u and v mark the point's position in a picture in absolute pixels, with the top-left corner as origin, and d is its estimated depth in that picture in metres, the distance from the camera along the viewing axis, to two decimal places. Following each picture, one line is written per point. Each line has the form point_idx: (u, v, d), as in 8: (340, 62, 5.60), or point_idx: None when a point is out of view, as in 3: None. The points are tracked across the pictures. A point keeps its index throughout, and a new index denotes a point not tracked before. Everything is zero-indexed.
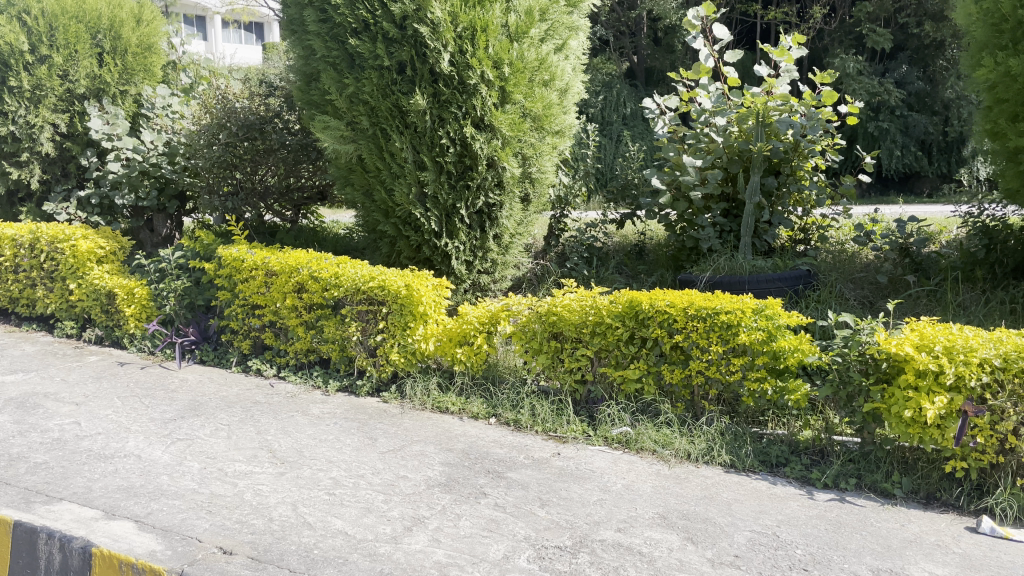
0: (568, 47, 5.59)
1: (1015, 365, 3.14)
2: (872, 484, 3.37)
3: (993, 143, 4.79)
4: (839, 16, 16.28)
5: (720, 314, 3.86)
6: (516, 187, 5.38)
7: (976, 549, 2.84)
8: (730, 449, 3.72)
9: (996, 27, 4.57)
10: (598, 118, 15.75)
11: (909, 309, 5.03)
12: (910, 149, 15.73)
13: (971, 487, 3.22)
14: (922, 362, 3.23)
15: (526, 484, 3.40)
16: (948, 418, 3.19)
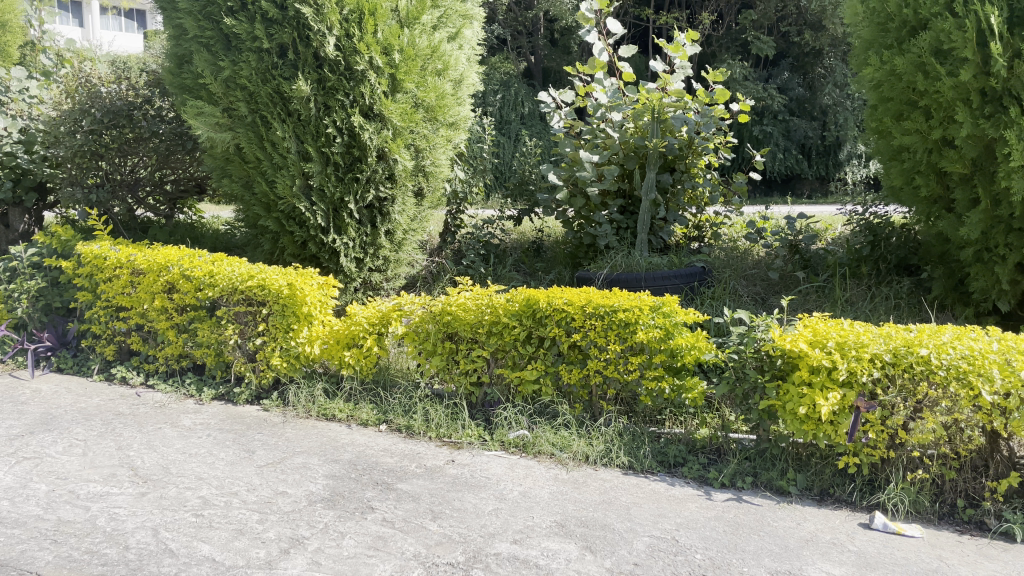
0: (462, 36, 5.47)
1: (905, 360, 3.12)
2: (768, 482, 3.33)
3: (879, 141, 4.92)
4: (725, 23, 16.79)
5: (618, 312, 3.77)
6: (409, 181, 5.16)
7: (871, 545, 2.80)
8: (629, 450, 3.61)
9: (883, 26, 4.70)
10: (496, 116, 15.66)
11: (800, 304, 5.18)
12: (791, 152, 16.39)
13: (862, 482, 3.22)
14: (816, 358, 3.20)
15: (417, 496, 3.18)
16: (841, 414, 3.17)
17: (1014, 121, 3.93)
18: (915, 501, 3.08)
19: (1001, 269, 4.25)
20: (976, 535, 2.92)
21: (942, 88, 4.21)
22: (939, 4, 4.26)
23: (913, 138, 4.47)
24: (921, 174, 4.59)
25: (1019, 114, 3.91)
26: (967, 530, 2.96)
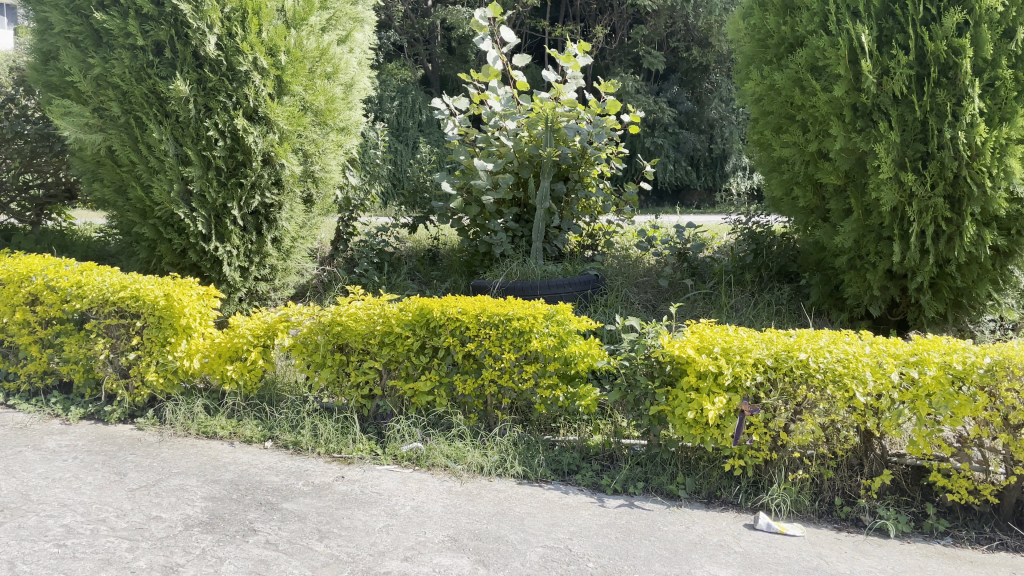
0: (352, 39, 5.41)
1: (785, 364, 3.22)
2: (658, 487, 3.37)
3: (760, 153, 5.12)
4: (617, 37, 17.21)
5: (512, 320, 3.75)
6: (296, 187, 4.99)
7: (756, 546, 2.86)
8: (523, 459, 3.59)
9: (763, 42, 4.91)
10: (393, 123, 15.50)
11: (689, 310, 5.30)
12: (681, 163, 16.97)
13: (747, 484, 3.30)
14: (703, 364, 3.26)
15: (303, 515, 3.04)
16: (727, 417, 3.24)
17: (882, 135, 4.17)
18: (796, 501, 3.18)
19: (873, 276, 4.49)
20: (853, 531, 3.02)
21: (818, 103, 4.41)
22: (813, 23, 4.46)
23: (792, 149, 4.67)
24: (799, 184, 4.80)
25: (887, 129, 4.17)
26: (844, 527, 3.06)
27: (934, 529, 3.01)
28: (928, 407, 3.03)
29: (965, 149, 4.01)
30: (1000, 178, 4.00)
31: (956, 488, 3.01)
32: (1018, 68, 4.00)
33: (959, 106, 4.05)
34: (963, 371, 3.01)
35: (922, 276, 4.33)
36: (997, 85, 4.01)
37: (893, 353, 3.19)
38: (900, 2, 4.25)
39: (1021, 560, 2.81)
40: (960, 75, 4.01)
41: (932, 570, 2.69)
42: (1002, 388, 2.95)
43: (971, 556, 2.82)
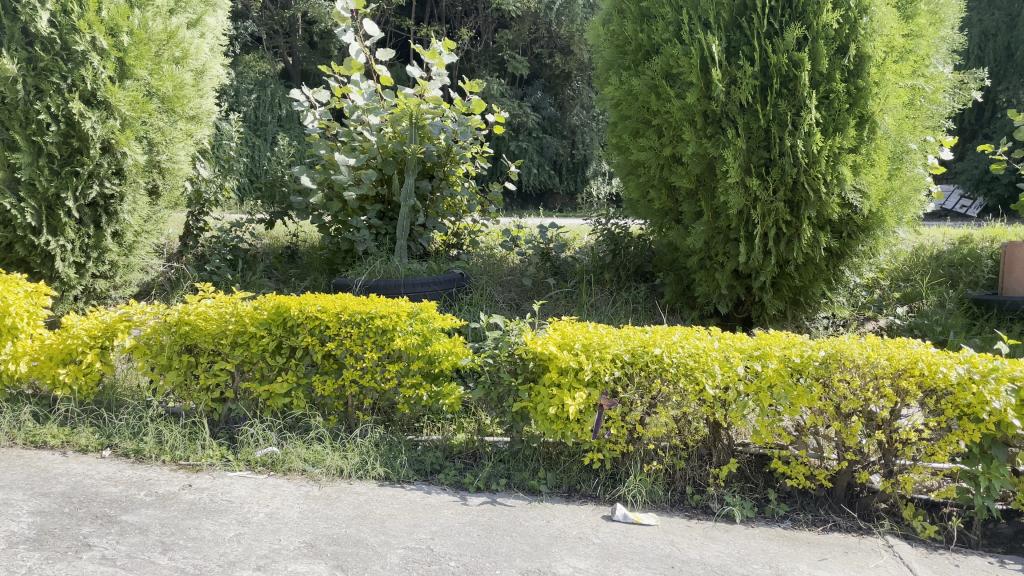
0: (203, 24, 5.16)
1: (641, 359, 3.32)
2: (521, 483, 3.40)
3: (619, 156, 5.29)
4: (483, 40, 17.36)
5: (374, 318, 3.65)
6: (141, 178, 4.67)
7: (613, 536, 2.93)
8: (384, 460, 3.51)
9: (621, 48, 5.07)
10: (251, 118, 14.90)
11: (551, 309, 5.39)
12: (544, 167, 17.34)
13: (606, 477, 3.39)
14: (564, 360, 3.31)
15: (144, 527, 2.83)
16: (586, 412, 3.31)
17: (730, 141, 4.40)
18: (651, 491, 3.29)
19: (722, 276, 4.73)
20: (702, 518, 3.16)
21: (672, 109, 4.61)
22: (667, 32, 4.64)
23: (648, 153, 4.85)
24: (654, 187, 4.99)
25: (734, 136, 4.40)
26: (695, 515, 3.20)
27: (775, 513, 3.19)
28: (770, 398, 3.20)
29: (803, 157, 4.31)
30: (833, 185, 4.35)
31: (795, 474, 3.21)
32: (849, 83, 4.36)
33: (798, 115, 4.35)
34: (801, 364, 3.19)
35: (765, 276, 4.61)
36: (831, 97, 4.35)
37: (739, 348, 3.35)
38: (746, 15, 4.49)
39: (851, 539, 3.01)
40: (799, 87, 4.30)
41: (774, 552, 2.84)
42: (835, 378, 3.15)
43: (808, 537, 3.00)
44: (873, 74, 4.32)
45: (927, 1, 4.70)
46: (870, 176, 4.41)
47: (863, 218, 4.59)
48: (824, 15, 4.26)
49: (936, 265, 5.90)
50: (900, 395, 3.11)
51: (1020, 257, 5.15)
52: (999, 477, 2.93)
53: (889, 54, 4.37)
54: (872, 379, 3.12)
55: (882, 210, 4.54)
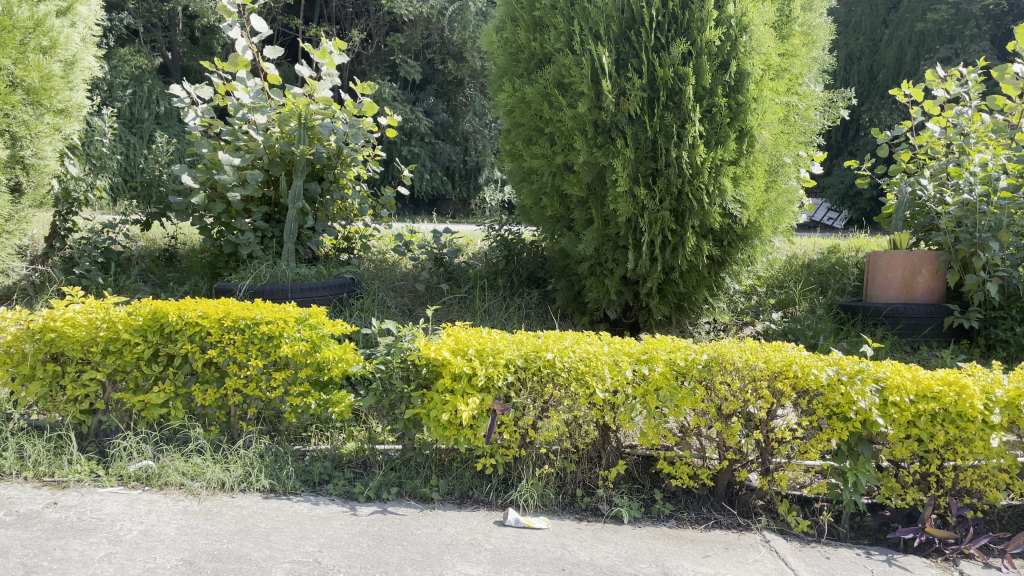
0: (75, 13, 4.83)
1: (534, 364, 3.34)
2: (412, 491, 3.36)
3: (512, 163, 5.32)
4: (374, 43, 17.16)
5: (260, 325, 3.51)
6: (1, 173, 4.33)
7: (505, 542, 2.93)
8: (270, 472, 3.39)
9: (514, 56, 5.10)
10: (126, 114, 14.15)
11: (444, 314, 5.37)
12: (437, 173, 17.34)
13: (498, 482, 3.40)
14: (457, 366, 3.28)
15: (2, 550, 2.61)
16: (479, 417, 3.31)
17: (619, 151, 4.52)
18: (542, 495, 3.31)
19: (611, 282, 4.85)
20: (592, 520, 3.21)
21: (563, 118, 4.66)
22: (560, 41, 4.71)
23: (541, 161, 4.91)
24: (546, 194, 5.05)
25: (623, 146, 4.52)
26: (584, 517, 3.25)
27: (661, 513, 3.28)
28: (657, 401, 3.28)
29: (688, 168, 4.47)
30: (715, 195, 4.53)
31: (679, 474, 3.31)
32: (730, 98, 4.56)
33: (683, 127, 4.50)
34: (685, 367, 3.29)
35: (651, 282, 4.75)
36: (713, 111, 4.53)
37: (628, 352, 3.43)
38: (635, 28, 4.61)
39: (732, 535, 3.13)
40: (684, 101, 4.46)
41: (660, 551, 2.92)
42: (716, 381, 3.27)
43: (691, 535, 3.10)
44: (752, 90, 4.54)
45: (801, 23, 5.02)
46: (749, 188, 4.62)
47: (742, 227, 4.82)
48: (707, 32, 4.43)
49: (808, 273, 6.27)
50: (776, 396, 3.26)
51: (881, 264, 5.43)
52: (865, 472, 3.11)
53: (766, 71, 4.62)
54: (750, 381, 3.26)
55: (759, 220, 4.78)
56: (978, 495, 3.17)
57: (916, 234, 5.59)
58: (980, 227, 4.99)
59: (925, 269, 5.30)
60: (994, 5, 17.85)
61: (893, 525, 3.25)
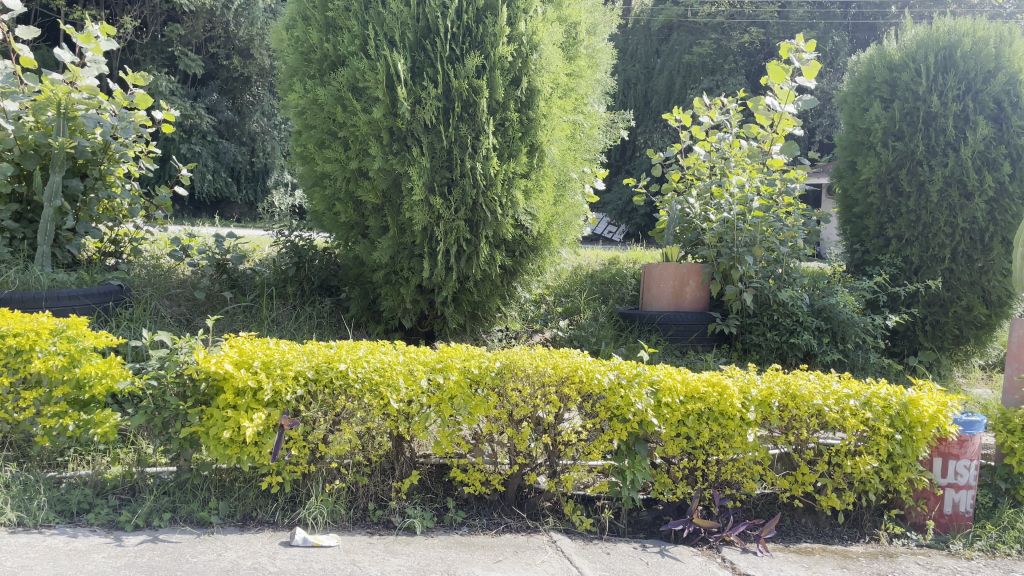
0: None
1: (325, 376, 3.22)
2: (188, 516, 3.12)
3: (303, 166, 5.11)
4: (149, 32, 15.87)
5: (6, 338, 3.15)
6: None
7: (291, 563, 2.78)
8: (17, 504, 2.99)
9: (305, 56, 4.89)
10: None
11: (226, 325, 5.05)
12: (220, 174, 16.56)
13: (285, 501, 3.24)
14: (241, 379, 3.09)
15: None
16: (265, 434, 3.14)
17: (415, 159, 4.50)
18: (332, 511, 3.20)
19: (406, 290, 4.82)
20: (384, 534, 3.15)
21: (358, 123, 4.57)
22: (354, 44, 4.59)
23: (335, 165, 4.74)
24: (340, 200, 4.90)
25: (419, 155, 4.51)
26: (376, 531, 3.18)
27: (453, 521, 3.29)
28: (450, 409, 3.29)
29: (482, 179, 4.56)
30: (507, 207, 4.67)
31: (472, 481, 3.35)
32: (522, 113, 4.72)
33: (477, 139, 4.59)
34: (479, 375, 3.33)
35: (446, 291, 4.78)
36: (506, 125, 4.66)
37: (422, 361, 3.41)
38: (430, 37, 4.61)
39: (520, 538, 3.20)
40: (478, 113, 4.54)
41: (452, 559, 2.92)
42: (508, 387, 3.33)
43: (483, 541, 3.13)
44: (542, 107, 4.74)
45: (586, 46, 5.29)
46: (539, 201, 4.82)
47: (533, 238, 5.00)
48: (500, 47, 4.55)
49: (591, 283, 6.65)
50: (563, 400, 3.38)
51: (655, 274, 5.86)
52: (641, 470, 3.32)
53: (554, 89, 4.82)
54: (540, 387, 3.36)
55: (548, 232, 5.00)
56: (737, 487, 3.49)
57: (685, 248, 6.09)
58: (738, 242, 5.54)
59: (692, 279, 5.78)
60: (748, 45, 20.04)
61: (666, 518, 3.50)
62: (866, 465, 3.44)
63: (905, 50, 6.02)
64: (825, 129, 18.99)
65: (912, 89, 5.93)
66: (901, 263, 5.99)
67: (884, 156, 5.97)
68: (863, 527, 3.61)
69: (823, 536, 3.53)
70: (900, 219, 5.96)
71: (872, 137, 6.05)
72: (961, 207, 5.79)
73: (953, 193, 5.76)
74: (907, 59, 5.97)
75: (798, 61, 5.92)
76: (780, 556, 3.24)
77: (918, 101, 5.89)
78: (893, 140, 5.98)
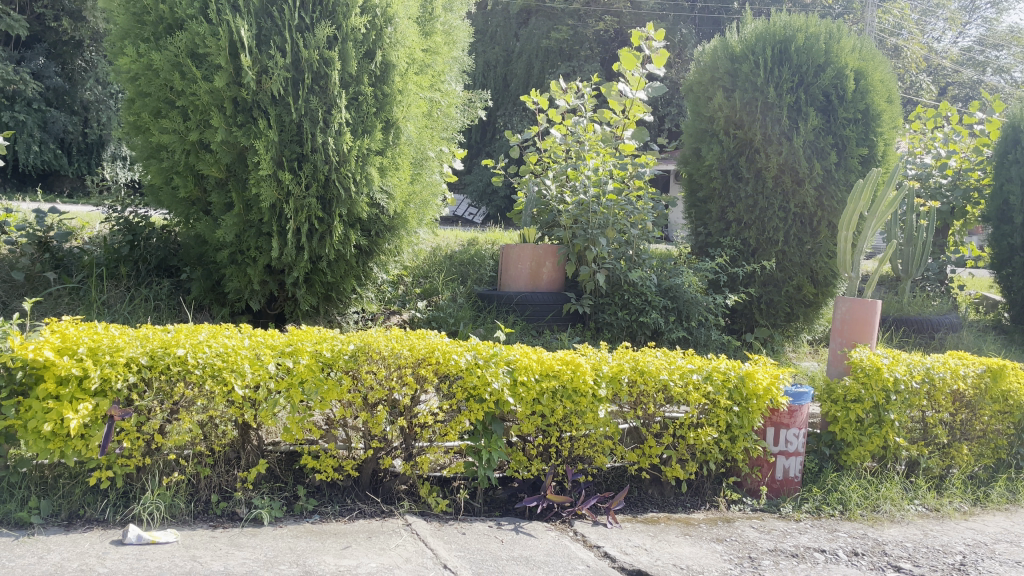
0: None
1: (161, 362, 3.00)
2: (4, 517, 2.85)
3: (137, 137, 4.73)
4: None
5: None
6: None
7: (123, 563, 2.58)
8: None
9: (139, 17, 4.51)
10: None
11: (48, 308, 4.72)
12: (48, 145, 15.21)
13: (116, 496, 3.02)
14: (63, 367, 2.83)
15: None
16: (93, 426, 2.91)
17: (261, 133, 4.28)
18: (171, 505, 3.01)
19: (253, 270, 4.59)
20: (228, 527, 2.99)
21: (198, 91, 4.27)
22: (192, 7, 4.29)
23: (172, 136, 4.41)
24: (178, 174, 4.58)
25: (265, 127, 4.29)
26: (219, 524, 3.01)
27: (303, 509, 3.17)
28: (301, 394, 3.16)
29: (334, 155, 4.42)
30: (361, 184, 4.55)
31: (324, 467, 3.24)
32: (376, 87, 4.61)
33: (329, 113, 4.44)
34: (331, 359, 3.22)
35: (297, 271, 4.59)
36: (360, 99, 4.53)
37: (270, 345, 3.25)
38: (277, 4, 4.39)
39: (374, 523, 3.14)
40: (329, 85, 4.39)
41: (301, 549, 2.81)
42: (362, 370, 3.24)
43: (334, 528, 3.05)
44: (397, 82, 4.67)
45: (442, 22, 5.24)
46: (395, 179, 4.74)
47: (389, 218, 4.91)
48: (352, 18, 4.42)
49: (450, 264, 6.61)
50: (419, 382, 3.33)
51: (512, 256, 5.89)
52: (497, 449, 3.34)
53: (410, 65, 4.75)
54: (396, 369, 3.29)
55: (405, 211, 4.93)
56: (589, 462, 3.59)
57: (542, 230, 6.13)
58: (592, 224, 5.68)
59: (548, 261, 5.88)
60: (603, 32, 20.51)
61: (520, 495, 3.53)
62: (707, 436, 3.62)
63: (745, 43, 6.35)
64: (673, 118, 19.81)
65: (751, 79, 6.24)
66: (740, 245, 6.36)
67: (726, 144, 6.30)
68: (704, 495, 3.81)
69: (668, 505, 3.69)
70: (740, 204, 6.33)
71: (715, 125, 6.36)
72: (793, 193, 6.21)
73: (786, 180, 6.17)
74: (747, 51, 6.31)
75: (648, 49, 6.13)
76: (628, 527, 3.36)
77: (756, 91, 6.24)
78: (734, 129, 6.30)
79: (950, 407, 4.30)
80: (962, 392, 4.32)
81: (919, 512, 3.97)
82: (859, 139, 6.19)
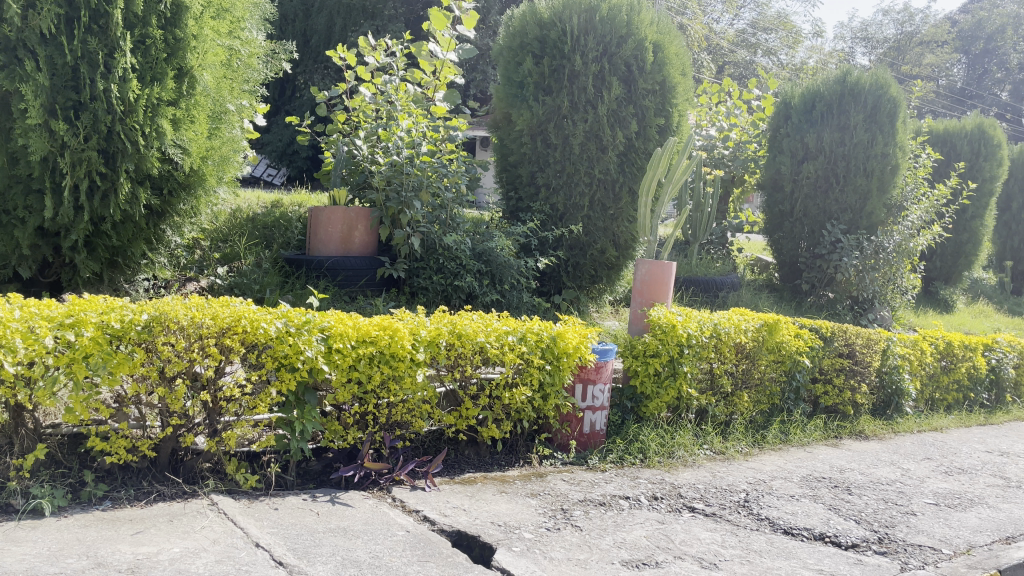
0: None
1: None
2: None
3: None
4: None
5: None
6: None
7: None
8: None
9: None
10: None
11: None
12: None
13: None
14: None
15: None
16: None
17: (28, 76, 3.76)
18: None
19: (22, 233, 4.06)
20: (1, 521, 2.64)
21: None
22: None
23: None
24: None
25: (33, 70, 3.77)
26: None
27: (92, 496, 2.88)
28: (85, 370, 2.85)
29: (118, 104, 3.99)
30: (151, 137, 4.15)
31: (115, 449, 2.95)
32: (166, 31, 4.19)
33: (111, 57, 3.98)
34: (121, 330, 2.92)
35: (76, 234, 4.11)
36: (147, 43, 4.11)
37: (47, 316, 2.89)
38: None
39: (176, 505, 2.91)
40: (111, 26, 3.93)
41: (92, 539, 2.55)
42: (158, 342, 2.97)
43: (130, 514, 2.79)
44: (191, 26, 4.27)
45: None
46: (190, 133, 4.37)
47: (184, 175, 4.54)
48: None
49: (252, 227, 6.23)
50: (224, 352, 3.11)
51: (322, 219, 5.67)
52: (310, 420, 3.21)
53: (206, 9, 4.38)
54: (196, 339, 3.05)
55: (202, 168, 4.58)
56: (406, 427, 3.55)
57: (352, 191, 5.93)
58: (405, 186, 5.58)
59: (360, 225, 5.72)
60: None
61: (336, 466, 3.43)
62: (521, 396, 3.71)
63: (553, 9, 6.48)
64: (479, 83, 19.86)
65: (558, 47, 6.42)
66: (549, 210, 6.53)
67: (535, 109, 6.43)
68: (518, 453, 3.92)
69: (483, 465, 3.76)
70: (548, 169, 6.49)
71: (525, 90, 6.47)
72: (597, 160, 6.47)
73: (591, 147, 6.42)
74: (555, 18, 6.44)
75: (458, 10, 6.07)
76: (446, 489, 3.38)
77: (563, 59, 6.42)
78: (543, 95, 6.47)
79: (733, 358, 4.73)
80: (742, 345, 4.76)
81: (708, 456, 4.34)
82: (657, 110, 6.56)
